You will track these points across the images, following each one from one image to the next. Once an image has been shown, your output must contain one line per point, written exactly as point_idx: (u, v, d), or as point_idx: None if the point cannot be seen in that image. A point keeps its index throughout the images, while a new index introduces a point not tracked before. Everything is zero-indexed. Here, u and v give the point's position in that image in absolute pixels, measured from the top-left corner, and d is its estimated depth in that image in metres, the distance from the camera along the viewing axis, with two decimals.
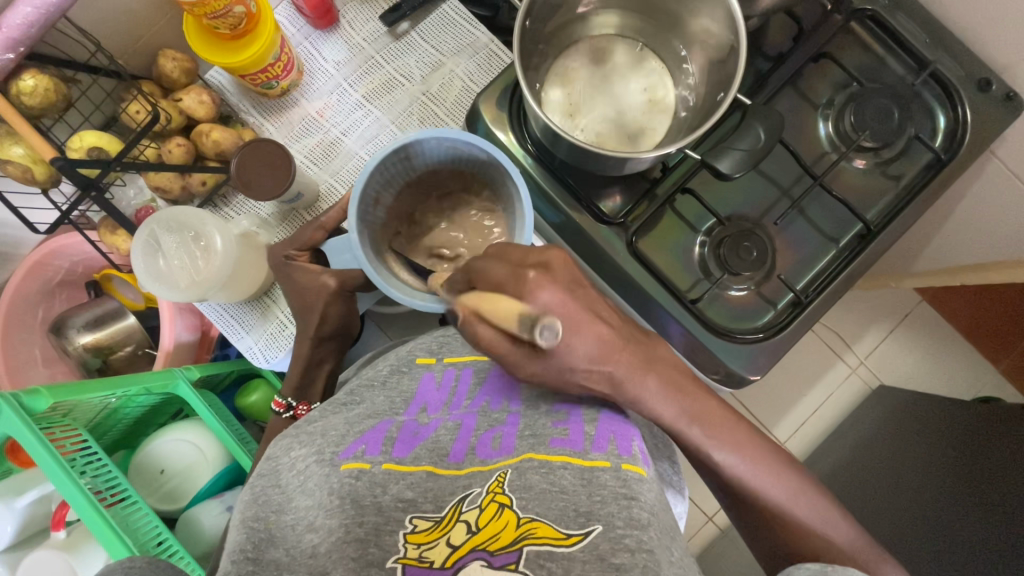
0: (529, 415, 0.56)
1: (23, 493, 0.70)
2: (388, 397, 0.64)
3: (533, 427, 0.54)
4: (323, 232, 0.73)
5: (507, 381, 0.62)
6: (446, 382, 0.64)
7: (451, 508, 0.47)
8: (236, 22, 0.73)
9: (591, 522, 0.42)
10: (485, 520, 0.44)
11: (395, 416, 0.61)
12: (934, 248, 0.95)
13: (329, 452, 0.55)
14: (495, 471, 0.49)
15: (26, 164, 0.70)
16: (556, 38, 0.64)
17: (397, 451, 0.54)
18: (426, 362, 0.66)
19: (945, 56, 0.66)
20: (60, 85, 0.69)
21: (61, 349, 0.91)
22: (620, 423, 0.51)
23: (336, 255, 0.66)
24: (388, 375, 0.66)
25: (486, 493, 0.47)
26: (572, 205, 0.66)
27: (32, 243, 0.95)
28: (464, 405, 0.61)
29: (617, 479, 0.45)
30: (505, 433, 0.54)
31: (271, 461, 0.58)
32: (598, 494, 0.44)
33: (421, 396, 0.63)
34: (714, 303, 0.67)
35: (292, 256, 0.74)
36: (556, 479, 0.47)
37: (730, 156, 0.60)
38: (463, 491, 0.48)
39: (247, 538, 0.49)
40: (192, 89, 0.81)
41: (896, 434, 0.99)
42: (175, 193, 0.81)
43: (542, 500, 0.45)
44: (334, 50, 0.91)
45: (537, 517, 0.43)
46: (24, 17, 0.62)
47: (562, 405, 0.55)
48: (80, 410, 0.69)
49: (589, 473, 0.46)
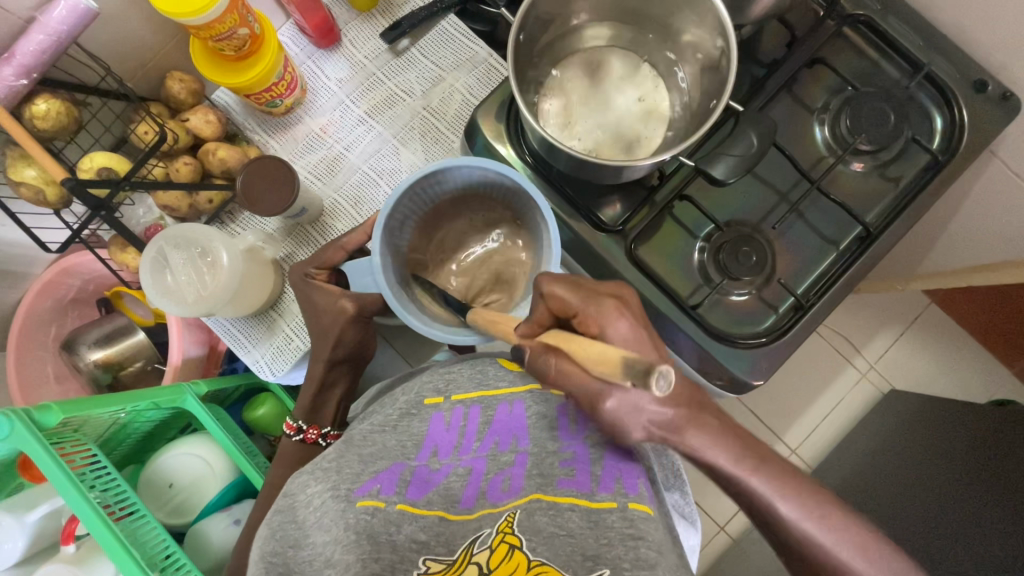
0: (537, 454, 0.58)
1: (34, 507, 0.69)
2: (398, 442, 0.62)
3: (540, 467, 0.57)
4: (344, 252, 0.73)
5: (516, 420, 0.62)
6: (455, 422, 0.63)
7: (462, 551, 0.49)
8: (241, 44, 0.75)
9: (598, 566, 0.45)
10: (497, 561, 0.47)
11: (406, 460, 0.60)
12: (939, 250, 0.95)
13: (345, 488, 0.56)
14: (504, 512, 0.52)
15: (39, 185, 0.72)
16: (552, 50, 0.66)
17: (411, 492, 0.56)
18: (435, 402, 0.64)
19: (939, 59, 0.66)
20: (71, 109, 0.72)
21: (73, 365, 0.92)
22: (626, 462, 0.54)
23: (356, 277, 0.65)
24: (398, 419, 0.64)
25: (496, 534, 0.49)
26: (573, 215, 0.66)
27: (45, 261, 0.97)
28: (474, 448, 0.61)
29: (624, 520, 0.47)
30: (514, 474, 0.57)
31: (287, 497, 0.57)
32: (605, 537, 0.47)
33: (432, 438, 0.62)
34: (714, 308, 0.66)
35: (311, 274, 0.74)
36: (563, 522, 0.50)
37: (723, 161, 0.61)
38: (474, 534, 0.51)
39: (264, 572, 0.50)
40: (198, 110, 0.83)
41: (909, 438, 0.97)
42: (183, 211, 0.84)
43: (550, 543, 0.48)
44: (336, 68, 0.93)
45: (546, 560, 0.46)
46: (37, 44, 0.65)
47: (569, 445, 0.58)
48: (90, 426, 0.71)
49: (595, 515, 0.49)
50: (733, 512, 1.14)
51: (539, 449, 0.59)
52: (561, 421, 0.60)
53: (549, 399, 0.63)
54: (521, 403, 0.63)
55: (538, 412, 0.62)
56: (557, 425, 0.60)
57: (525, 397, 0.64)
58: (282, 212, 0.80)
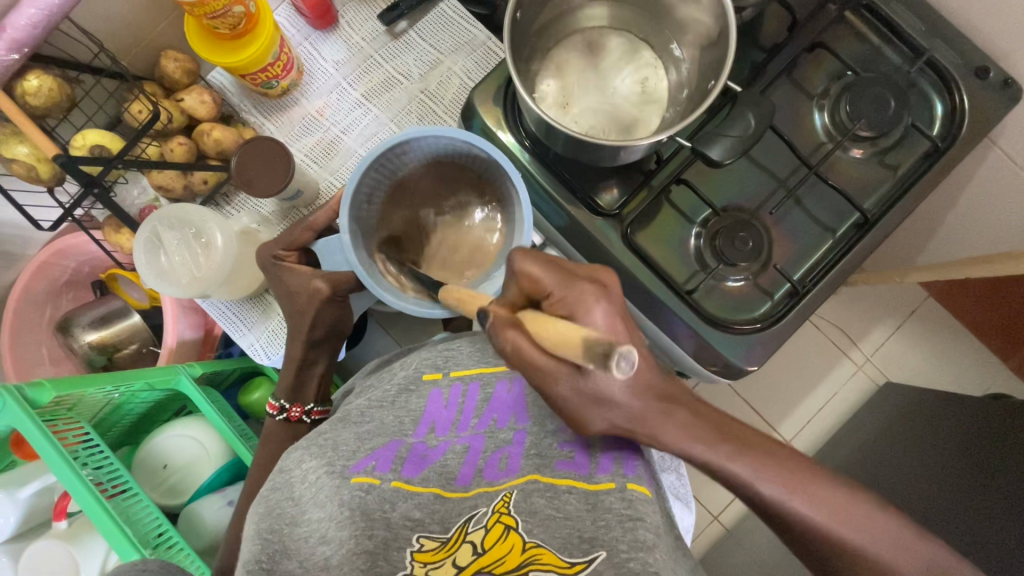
0: (535, 432, 0.58)
1: (26, 484, 0.69)
2: (396, 417, 0.63)
3: (538, 447, 0.57)
4: (310, 233, 0.72)
5: (515, 398, 0.62)
6: (453, 400, 0.63)
7: (456, 529, 0.49)
8: (236, 22, 0.74)
9: (595, 549, 0.44)
10: (491, 541, 0.46)
11: (404, 438, 0.61)
12: (938, 241, 0.94)
13: (340, 465, 0.56)
14: (501, 492, 0.52)
15: (31, 163, 0.71)
16: (550, 31, 0.65)
17: (407, 470, 0.57)
18: (433, 378, 0.65)
19: (942, 44, 0.66)
20: (63, 86, 0.71)
21: (67, 347, 0.92)
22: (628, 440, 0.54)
23: (327, 255, 0.68)
24: (396, 395, 0.65)
25: (492, 513, 0.49)
26: (569, 200, 0.66)
27: (39, 242, 0.96)
28: (472, 425, 0.61)
29: (623, 501, 0.47)
30: (512, 453, 0.57)
31: (282, 473, 0.57)
32: (603, 519, 0.47)
33: (430, 414, 0.63)
34: (711, 293, 0.66)
35: (281, 257, 0.74)
36: (561, 504, 0.49)
37: (720, 142, 0.60)
38: (469, 512, 0.50)
39: (260, 548, 0.49)
40: (193, 90, 0.82)
41: (908, 431, 0.96)
42: (177, 192, 0.83)
43: (546, 526, 0.47)
44: (333, 49, 0.92)
45: (542, 543, 0.45)
46: (28, 18, 0.64)
47: (569, 425, 0.56)
48: (84, 405, 0.71)
49: (594, 497, 0.49)
50: (727, 502, 1.14)
51: (538, 427, 0.59)
52: None
53: None
54: (520, 381, 0.62)
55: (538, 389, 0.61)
56: None
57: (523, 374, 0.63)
58: (279, 192, 0.79)
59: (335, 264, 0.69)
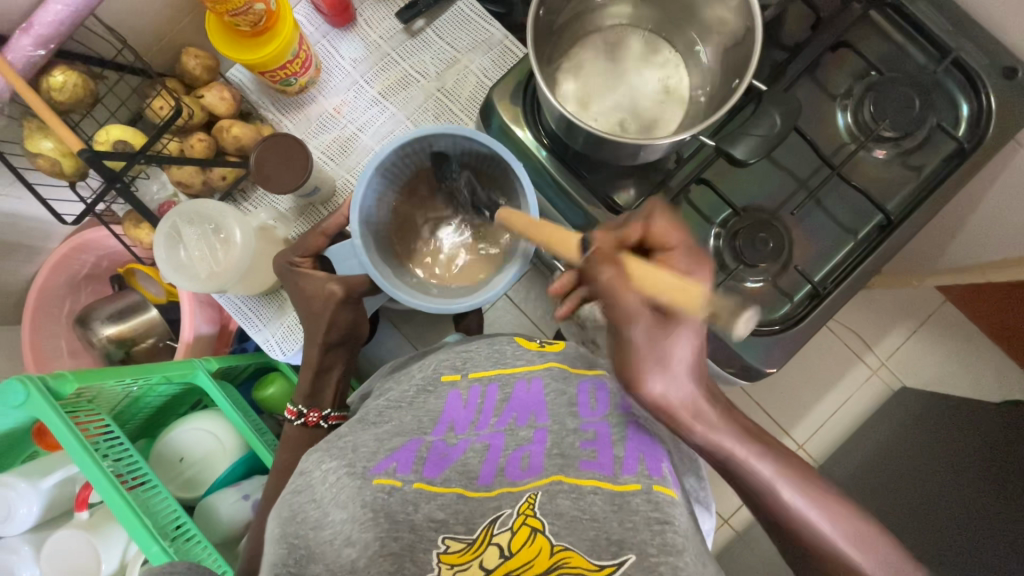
0: (556, 431, 0.58)
1: (49, 473, 0.70)
2: (415, 417, 0.63)
3: (560, 446, 0.56)
4: (325, 238, 0.74)
5: (535, 397, 0.62)
6: (472, 399, 0.64)
7: (482, 529, 0.49)
8: (257, 19, 0.74)
9: (624, 551, 0.44)
10: (518, 544, 0.46)
11: (423, 436, 0.61)
12: (958, 244, 0.93)
13: (361, 466, 0.56)
14: (525, 492, 0.51)
15: (55, 158, 0.72)
16: (571, 29, 0.65)
17: (428, 470, 0.56)
18: (451, 379, 0.66)
19: (969, 44, 0.65)
20: (88, 82, 0.72)
21: (86, 340, 0.93)
22: (648, 444, 0.54)
23: (341, 260, 0.73)
24: (415, 396, 0.66)
25: (517, 515, 0.49)
26: (588, 198, 0.65)
27: (60, 236, 0.97)
28: (492, 423, 0.61)
29: (649, 503, 0.47)
30: (534, 452, 0.56)
31: (302, 475, 0.58)
32: (630, 521, 0.46)
33: (448, 413, 0.63)
34: (729, 294, 0.66)
35: (296, 262, 0.75)
36: (586, 505, 0.49)
37: (746, 140, 0.60)
38: (493, 513, 0.50)
39: (286, 552, 0.50)
40: (213, 86, 0.83)
41: (923, 436, 0.95)
42: (196, 188, 0.84)
43: (573, 527, 0.47)
44: (350, 47, 0.93)
45: (569, 545, 0.46)
46: (55, 15, 0.65)
47: (589, 425, 0.57)
48: (104, 398, 0.72)
49: (620, 498, 0.48)
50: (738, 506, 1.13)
51: (559, 426, 0.58)
52: (580, 399, 0.61)
53: (567, 377, 0.64)
54: (539, 380, 0.64)
55: (556, 389, 0.62)
56: (577, 401, 0.61)
57: (543, 374, 0.64)
58: (296, 189, 0.79)
59: (349, 269, 0.73)
